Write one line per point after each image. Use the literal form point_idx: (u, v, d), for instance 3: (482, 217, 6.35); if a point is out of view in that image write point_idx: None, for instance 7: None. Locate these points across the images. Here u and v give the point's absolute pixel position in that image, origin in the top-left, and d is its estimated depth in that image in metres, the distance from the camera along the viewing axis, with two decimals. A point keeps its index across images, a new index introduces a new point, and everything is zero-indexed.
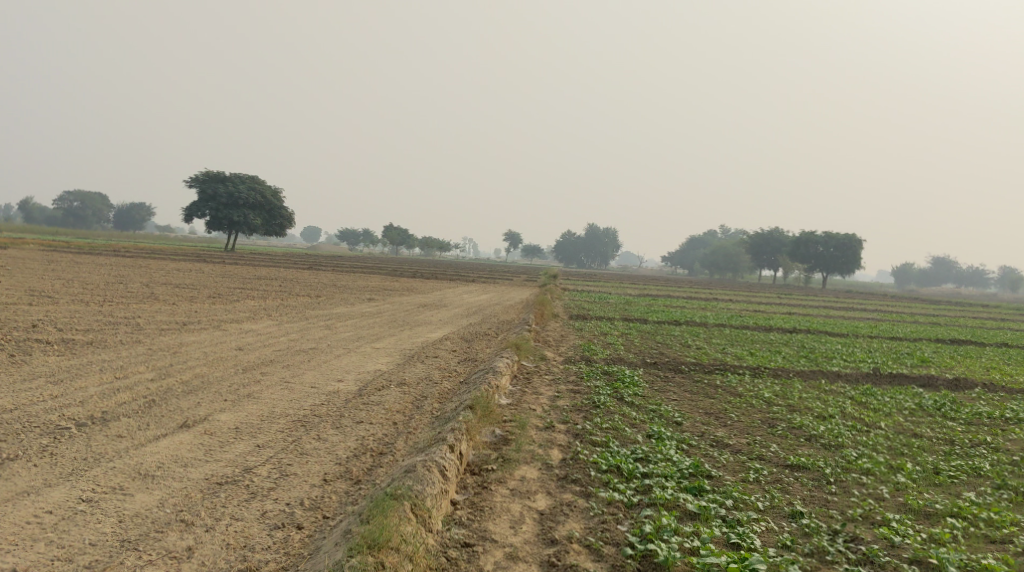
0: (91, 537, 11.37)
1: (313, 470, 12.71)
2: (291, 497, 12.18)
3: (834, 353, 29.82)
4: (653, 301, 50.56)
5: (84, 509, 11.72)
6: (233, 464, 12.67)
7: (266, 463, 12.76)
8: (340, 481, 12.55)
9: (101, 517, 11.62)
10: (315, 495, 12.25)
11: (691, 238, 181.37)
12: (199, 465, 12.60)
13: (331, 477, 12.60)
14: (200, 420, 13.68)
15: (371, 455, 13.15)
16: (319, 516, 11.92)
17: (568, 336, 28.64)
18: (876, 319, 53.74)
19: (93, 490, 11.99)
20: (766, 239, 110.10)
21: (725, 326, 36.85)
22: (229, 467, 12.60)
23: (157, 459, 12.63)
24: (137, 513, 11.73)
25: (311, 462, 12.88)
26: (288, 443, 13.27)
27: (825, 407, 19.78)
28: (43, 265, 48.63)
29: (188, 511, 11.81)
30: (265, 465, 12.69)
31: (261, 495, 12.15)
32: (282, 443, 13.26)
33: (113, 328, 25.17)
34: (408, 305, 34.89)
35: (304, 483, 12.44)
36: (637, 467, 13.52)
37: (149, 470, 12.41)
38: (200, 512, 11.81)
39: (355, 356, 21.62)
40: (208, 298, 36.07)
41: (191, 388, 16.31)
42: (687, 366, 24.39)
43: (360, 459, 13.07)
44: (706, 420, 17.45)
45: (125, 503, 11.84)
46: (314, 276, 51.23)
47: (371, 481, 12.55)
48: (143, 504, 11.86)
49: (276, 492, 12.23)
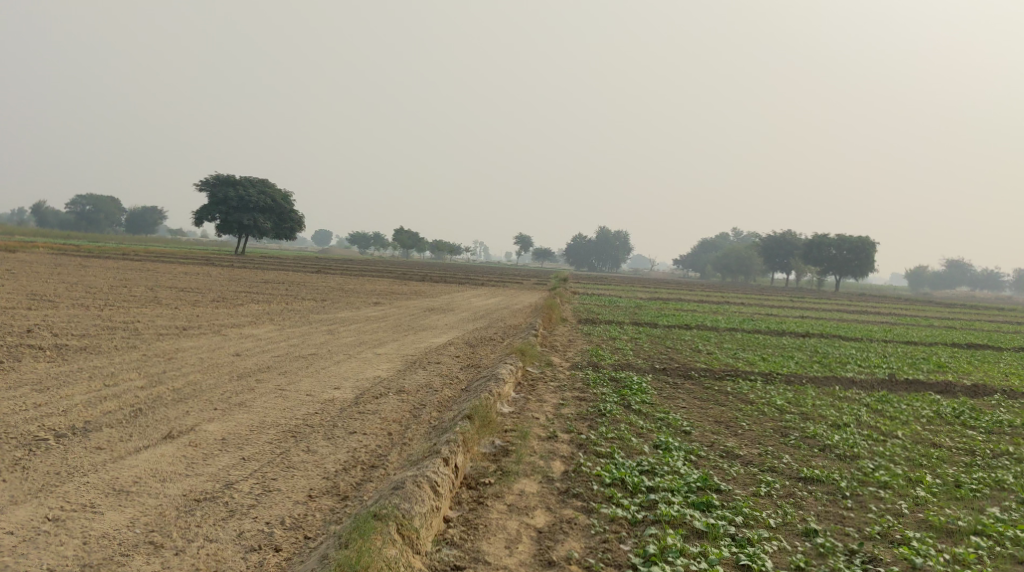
0: (49, 561, 10.79)
1: (298, 485, 12.13)
2: (272, 516, 11.60)
3: (848, 358, 29.14)
4: (664, 304, 49.86)
5: (47, 529, 11.15)
6: (213, 479, 12.11)
7: (248, 478, 12.19)
8: (325, 497, 11.98)
9: (64, 539, 11.04)
10: (298, 514, 11.66)
11: (703, 242, 180.48)
12: (177, 481, 12.03)
13: (317, 493, 12.02)
14: (184, 431, 13.12)
15: (361, 469, 12.57)
16: (300, 537, 11.33)
17: (576, 341, 28.07)
18: (891, 322, 53.01)
19: (61, 508, 11.43)
20: (779, 241, 109.11)
21: (737, 331, 36.23)
22: (208, 483, 12.03)
23: (135, 474, 12.07)
24: (104, 533, 11.15)
25: (297, 477, 12.30)
26: (275, 456, 12.70)
27: (840, 415, 19.14)
28: (49, 269, 48.32)
29: (159, 532, 11.23)
30: (248, 481, 12.13)
31: (239, 513, 11.57)
32: (268, 456, 12.69)
33: (110, 333, 24.70)
34: (413, 310, 34.32)
35: (287, 501, 11.86)
36: (642, 480, 12.90)
37: (124, 486, 11.86)
38: (171, 533, 11.24)
39: (355, 362, 21.06)
40: (212, 302, 35.61)
41: (181, 396, 15.77)
42: (697, 372, 23.76)
43: (350, 472, 12.49)
44: (716, 429, 16.82)
45: (92, 522, 11.27)
46: (321, 280, 50.70)
47: (359, 498, 11.96)
48: (111, 523, 11.29)
49: (256, 510, 11.65)
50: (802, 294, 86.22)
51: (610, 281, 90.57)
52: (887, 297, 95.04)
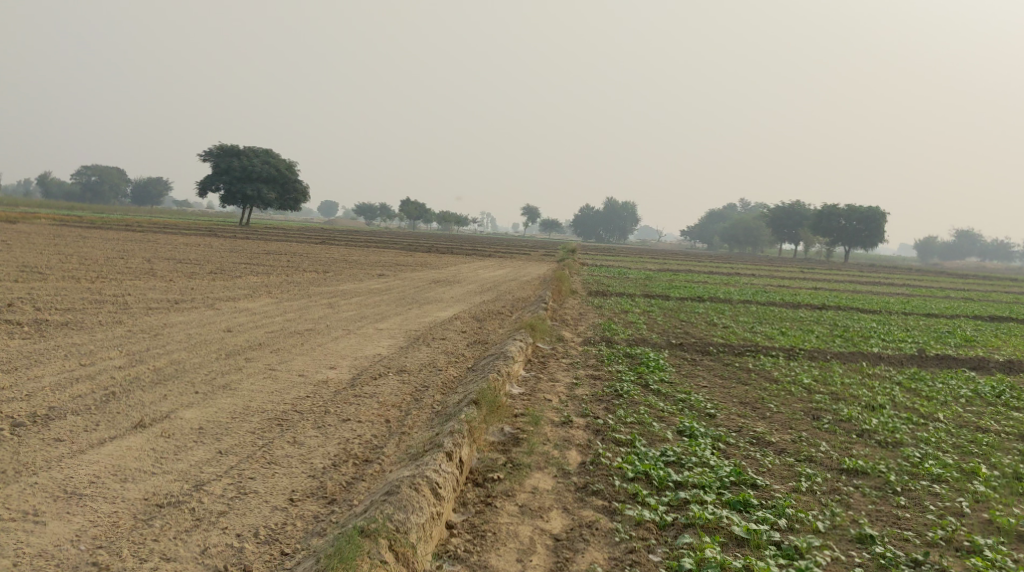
0: None
1: (278, 487, 10.84)
2: (244, 526, 10.31)
3: (870, 332, 27.80)
4: (674, 275, 48.44)
5: None
6: (181, 479, 10.83)
7: (222, 478, 10.89)
8: (309, 501, 10.69)
9: None
10: (276, 523, 10.38)
11: (710, 213, 178.82)
12: (140, 482, 10.75)
13: (301, 497, 10.73)
14: (157, 419, 11.83)
15: (354, 466, 11.28)
16: (275, 554, 10.06)
17: (586, 314, 26.76)
18: (907, 294, 51.60)
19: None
20: (788, 211, 107.17)
21: (750, 303, 34.88)
22: (176, 484, 10.76)
23: (92, 472, 10.78)
24: (42, 550, 9.86)
25: (278, 477, 11.00)
26: (256, 449, 11.41)
27: (873, 395, 17.79)
28: (47, 239, 47.07)
29: (107, 549, 9.94)
30: (221, 481, 10.84)
31: (206, 523, 10.29)
32: (247, 449, 11.40)
33: (97, 307, 23.39)
34: (418, 282, 32.92)
35: (263, 506, 10.57)
36: (669, 474, 11.61)
37: (78, 488, 10.57)
38: (121, 550, 9.94)
39: (354, 339, 19.73)
40: (209, 274, 34.30)
41: (161, 377, 14.46)
42: (716, 347, 22.40)
43: (340, 470, 11.20)
44: (742, 412, 15.49)
45: (30, 536, 9.98)
46: (325, 251, 49.33)
47: (349, 502, 10.67)
48: (53, 536, 10.00)
49: (227, 519, 10.37)
50: (811, 265, 84.63)
51: (617, 252, 89.08)
52: (898, 268, 93.35)
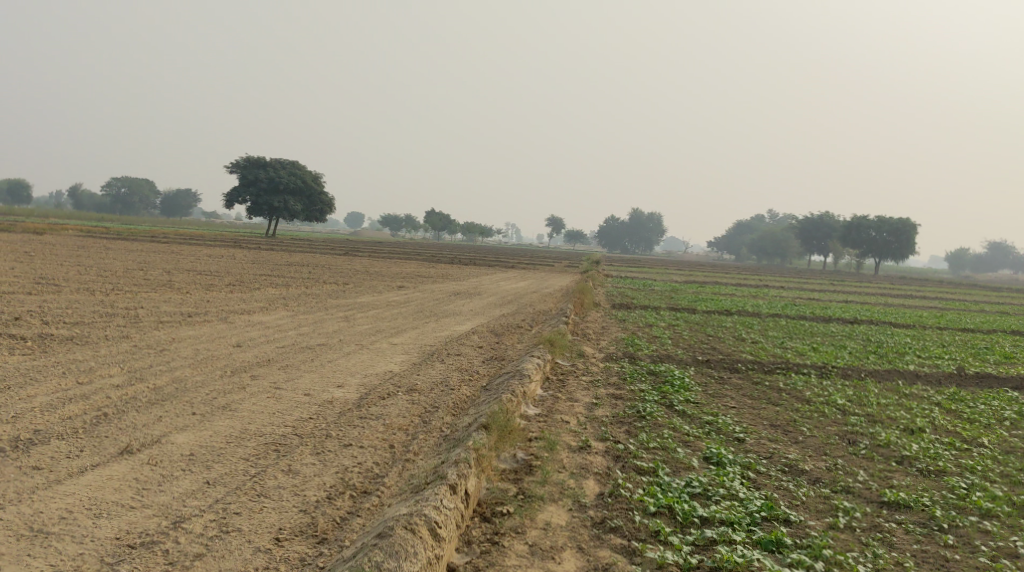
0: None
1: (264, 524, 10.11)
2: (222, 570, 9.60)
3: (906, 349, 26.72)
4: (701, 288, 47.44)
5: None
6: (160, 515, 10.12)
7: (205, 512, 10.18)
8: (298, 541, 9.96)
9: None
10: (258, 567, 9.66)
11: (737, 225, 177.29)
12: (115, 517, 10.05)
13: (289, 536, 10.00)
14: (144, 444, 11.13)
15: (350, 500, 10.52)
16: None
17: (610, 328, 25.90)
18: (941, 307, 50.23)
19: None
20: (817, 222, 105.83)
21: (780, 317, 33.84)
22: (154, 520, 10.05)
23: (64, 507, 10.10)
24: None
25: (267, 511, 10.27)
26: (246, 479, 10.69)
27: (912, 417, 16.83)
28: (69, 251, 46.85)
29: None
30: (203, 517, 10.11)
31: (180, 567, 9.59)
32: (237, 480, 10.67)
33: (107, 321, 22.80)
34: (438, 294, 32.20)
35: (246, 547, 9.84)
36: (694, 509, 10.78)
37: (47, 524, 9.89)
38: None
39: (367, 355, 19.00)
40: (226, 286, 33.73)
41: (159, 396, 13.78)
42: (744, 365, 21.48)
43: (334, 504, 10.45)
44: (773, 436, 14.60)
45: None
46: (348, 262, 48.74)
47: (340, 543, 9.94)
48: None
49: (204, 562, 9.66)
50: (841, 277, 83.30)
51: (643, 264, 88.04)
52: (931, 281, 91.77)
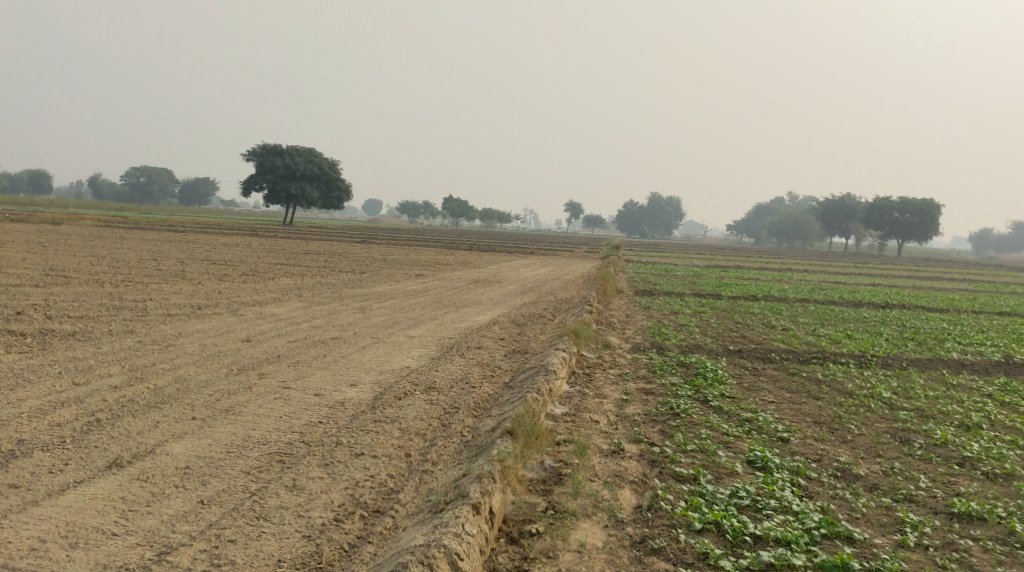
0: None
1: (261, 555, 9.16)
2: None
3: (945, 334, 25.49)
4: (725, 272, 46.26)
5: None
6: (144, 544, 9.18)
7: (197, 541, 9.25)
8: None
9: None
10: None
11: (757, 208, 175.45)
12: (93, 546, 9.13)
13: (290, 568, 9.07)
14: (136, 457, 10.27)
15: (359, 524, 9.59)
16: None
17: (635, 316, 24.81)
18: (972, 289, 48.72)
19: None
20: (838, 205, 104.07)
21: (809, 302, 32.61)
22: (137, 550, 9.12)
23: (40, 533, 9.20)
24: None
25: (266, 538, 9.34)
26: (245, 499, 9.77)
27: (966, 412, 15.71)
28: (83, 241, 46.04)
29: None
30: (192, 547, 9.18)
31: None
32: (234, 499, 9.76)
33: (113, 314, 21.87)
34: (456, 282, 31.11)
35: None
36: (745, 526, 9.98)
37: (19, 555, 9.00)
38: None
39: (382, 349, 17.99)
40: (240, 276, 32.78)
41: (159, 399, 12.82)
42: (779, 354, 20.36)
43: (342, 529, 9.52)
44: (820, 435, 13.51)
45: None
46: (365, 250, 47.74)
47: None
48: None
49: None
50: (864, 259, 81.78)
51: (662, 248, 86.71)
52: (956, 262, 90.00)
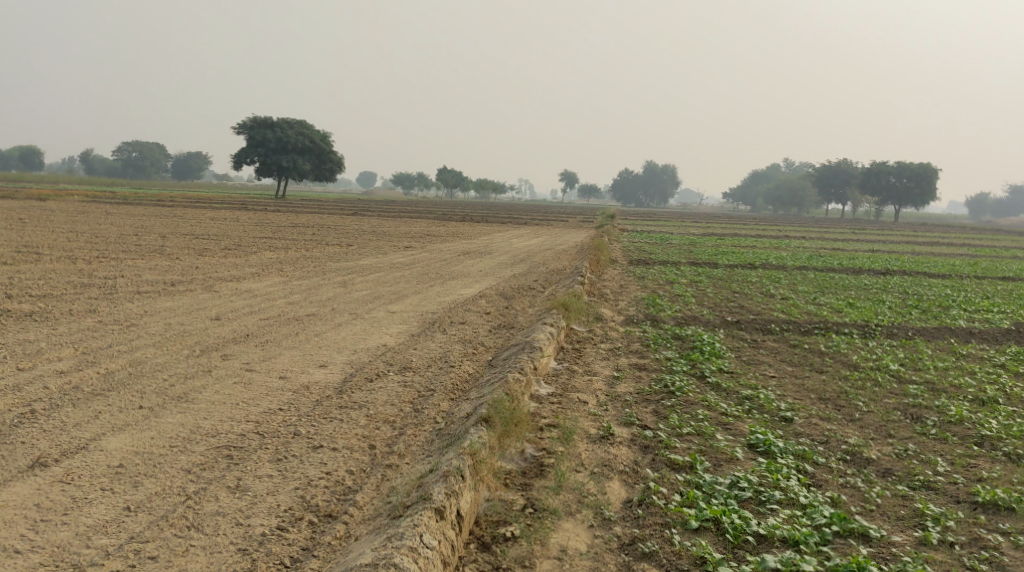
0: None
1: None
2: None
3: (950, 301, 24.43)
4: (721, 241, 45.13)
5: None
6: (49, 563, 8.18)
7: (113, 558, 8.25)
8: None
9: None
10: None
11: (753, 175, 174.20)
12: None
13: None
14: (63, 456, 9.29)
15: (305, 533, 8.61)
16: None
17: (629, 287, 23.74)
18: (972, 255, 47.72)
19: None
20: (835, 170, 102.80)
21: (808, 269, 31.50)
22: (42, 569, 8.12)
23: None
24: None
25: (197, 552, 8.37)
26: (178, 505, 8.79)
27: (980, 385, 14.66)
28: (64, 217, 44.74)
29: None
30: (104, 567, 8.18)
31: None
32: (166, 504, 8.79)
33: (78, 292, 20.70)
34: (446, 254, 30.05)
35: None
36: (748, 524, 9.00)
37: None
38: None
39: (359, 326, 16.90)
40: (221, 250, 31.61)
41: (107, 385, 11.76)
42: (778, 325, 19.30)
43: (287, 539, 8.54)
44: (827, 413, 12.49)
45: None
46: (355, 222, 46.48)
47: None
48: None
49: None
50: (863, 226, 80.64)
51: (658, 217, 85.44)
52: (953, 227, 88.99)
